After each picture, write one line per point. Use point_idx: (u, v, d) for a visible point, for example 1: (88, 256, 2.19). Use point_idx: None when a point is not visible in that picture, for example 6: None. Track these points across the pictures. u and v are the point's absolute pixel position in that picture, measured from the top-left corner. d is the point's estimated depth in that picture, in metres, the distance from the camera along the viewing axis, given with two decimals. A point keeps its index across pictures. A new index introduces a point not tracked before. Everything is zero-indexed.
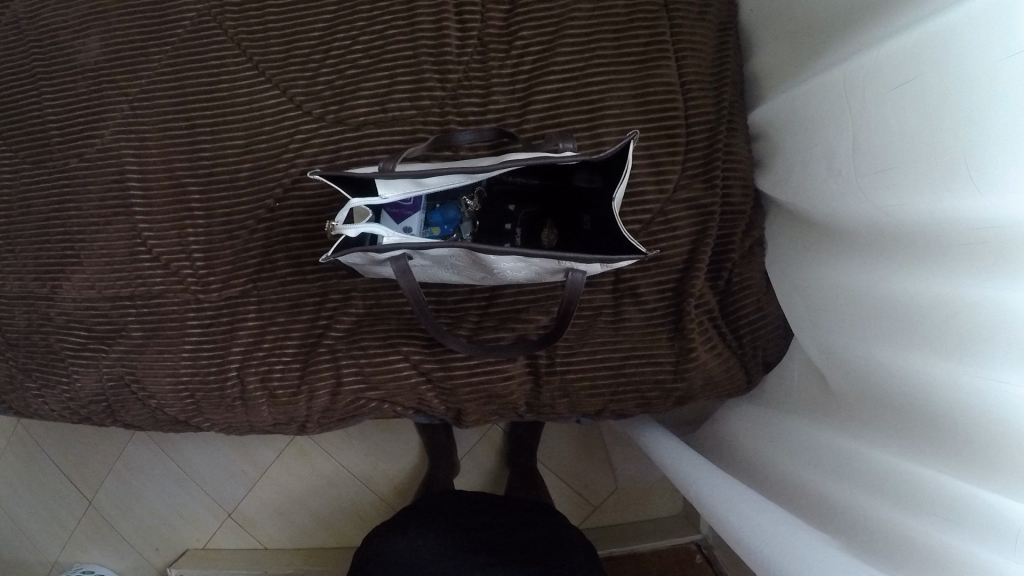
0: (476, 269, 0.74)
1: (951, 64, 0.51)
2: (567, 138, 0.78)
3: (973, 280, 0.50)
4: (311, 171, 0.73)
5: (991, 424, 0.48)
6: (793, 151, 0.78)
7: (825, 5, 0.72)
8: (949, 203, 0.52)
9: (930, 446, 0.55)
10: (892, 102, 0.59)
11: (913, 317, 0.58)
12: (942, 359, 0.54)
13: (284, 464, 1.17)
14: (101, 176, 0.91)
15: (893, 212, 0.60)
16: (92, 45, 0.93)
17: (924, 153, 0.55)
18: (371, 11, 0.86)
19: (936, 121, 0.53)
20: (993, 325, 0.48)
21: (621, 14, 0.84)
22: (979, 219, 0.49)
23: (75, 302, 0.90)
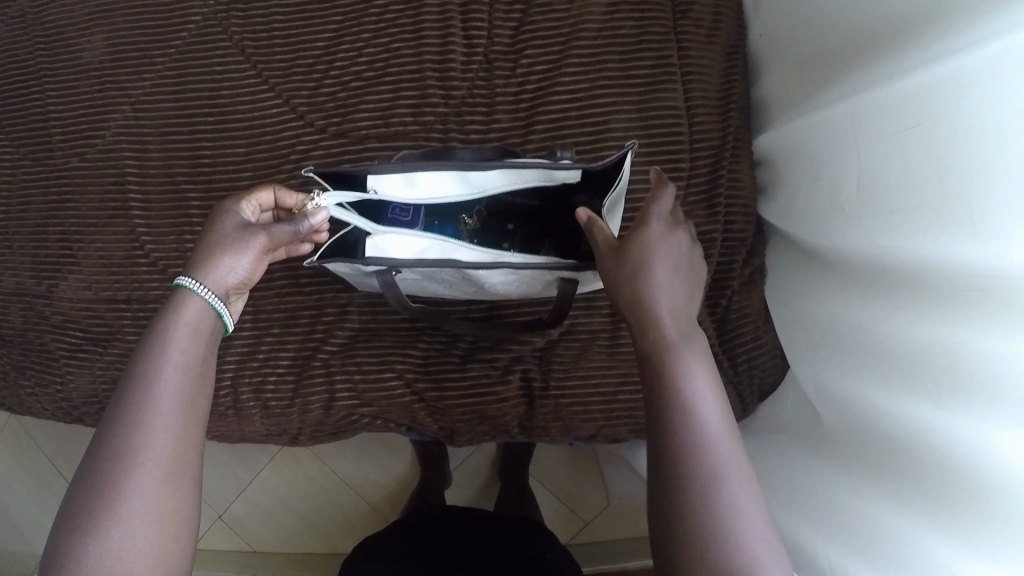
0: (466, 282, 0.74)
1: (946, 114, 0.51)
2: (565, 147, 0.75)
3: (964, 328, 0.51)
4: (302, 172, 0.69)
5: (988, 479, 0.49)
6: (796, 183, 0.77)
7: (835, 37, 0.71)
8: (944, 254, 0.53)
9: (926, 494, 0.57)
10: (892, 145, 0.59)
11: (907, 363, 0.58)
12: (934, 407, 0.55)
13: (276, 469, 1.17)
14: (102, 178, 0.91)
15: (887, 256, 0.61)
16: (97, 44, 0.93)
17: (922, 200, 0.55)
18: (377, 22, 0.86)
19: (934, 169, 0.53)
20: (992, 382, 0.48)
21: (629, 35, 0.83)
22: (973, 274, 0.49)
23: (71, 303, 0.90)
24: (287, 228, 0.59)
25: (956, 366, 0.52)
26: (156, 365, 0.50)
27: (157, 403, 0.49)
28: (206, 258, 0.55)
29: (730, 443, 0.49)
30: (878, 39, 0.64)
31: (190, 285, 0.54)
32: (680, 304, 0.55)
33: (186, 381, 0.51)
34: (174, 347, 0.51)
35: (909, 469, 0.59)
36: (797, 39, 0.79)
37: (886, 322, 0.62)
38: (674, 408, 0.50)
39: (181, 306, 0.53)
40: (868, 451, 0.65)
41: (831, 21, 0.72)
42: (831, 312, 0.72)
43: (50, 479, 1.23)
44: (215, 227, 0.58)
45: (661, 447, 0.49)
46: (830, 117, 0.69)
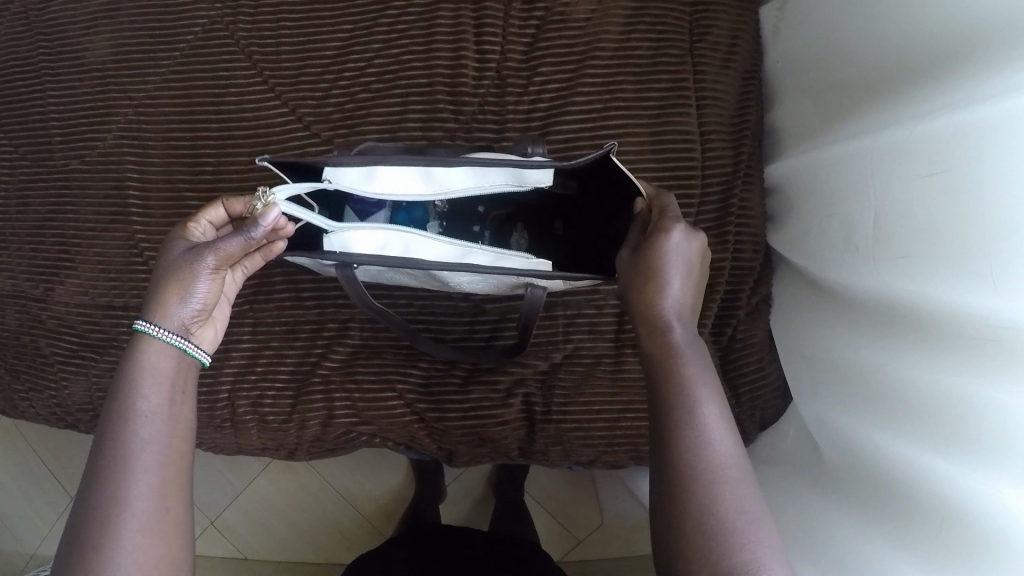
0: (430, 278, 0.71)
1: (964, 164, 0.51)
2: (538, 142, 0.76)
3: (974, 381, 0.51)
4: (260, 158, 0.61)
5: (991, 535, 0.49)
6: (807, 215, 0.77)
7: (853, 71, 0.70)
8: (955, 305, 0.52)
9: (925, 541, 0.56)
10: (908, 189, 0.58)
11: (912, 409, 0.58)
12: (940, 454, 0.55)
13: (270, 477, 1.17)
14: (102, 181, 0.89)
15: (898, 300, 0.60)
16: (100, 44, 0.91)
17: (936, 247, 0.55)
18: (388, 33, 0.84)
19: (949, 216, 0.53)
20: (999, 439, 0.48)
21: (644, 56, 0.82)
22: (986, 329, 0.49)
23: (67, 307, 0.89)
24: (232, 243, 0.54)
25: (964, 416, 0.52)
26: (133, 408, 0.51)
27: (136, 446, 0.49)
28: (156, 297, 0.54)
29: (733, 444, 0.49)
30: (897, 77, 0.63)
31: (146, 327, 0.53)
32: (685, 307, 0.57)
33: (164, 422, 0.51)
34: (148, 387, 0.52)
35: (910, 513, 0.58)
36: (813, 68, 0.78)
37: (892, 364, 0.61)
38: (678, 406, 0.51)
39: (142, 349, 0.53)
40: (869, 490, 0.65)
41: (850, 53, 0.71)
42: (836, 347, 0.71)
43: (40, 478, 1.21)
44: (166, 261, 0.56)
45: (664, 444, 0.50)
46: (846, 151, 0.68)
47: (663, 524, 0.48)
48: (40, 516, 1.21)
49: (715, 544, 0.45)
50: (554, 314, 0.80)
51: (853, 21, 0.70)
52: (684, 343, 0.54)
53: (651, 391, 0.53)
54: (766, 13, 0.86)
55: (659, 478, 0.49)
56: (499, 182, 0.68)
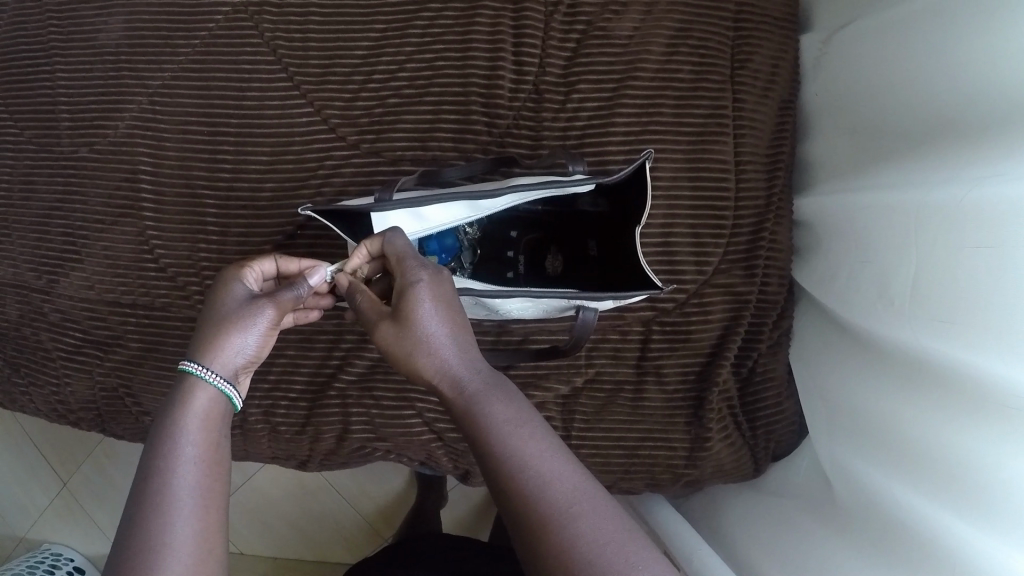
0: (479, 307, 0.71)
1: (1000, 232, 0.52)
2: (577, 160, 0.72)
3: (996, 443, 0.52)
4: (300, 208, 0.68)
5: None
6: (837, 253, 0.77)
7: (896, 114, 0.70)
8: (979, 367, 0.53)
9: None
10: (945, 244, 0.59)
11: (932, 461, 0.59)
12: (957, 511, 0.56)
13: (268, 472, 1.10)
14: (112, 172, 0.85)
15: (925, 351, 0.61)
16: (114, 26, 0.87)
17: (967, 307, 0.56)
18: (422, 37, 0.81)
19: (984, 282, 0.54)
20: (1017, 503, 0.50)
21: (685, 80, 0.80)
22: (1013, 396, 0.50)
23: (71, 301, 0.85)
24: (288, 292, 0.58)
25: (981, 478, 0.53)
26: (178, 449, 0.49)
27: (181, 484, 0.47)
28: (208, 340, 0.54)
29: (569, 477, 0.45)
30: (940, 131, 0.63)
31: (193, 368, 0.52)
32: (462, 346, 0.53)
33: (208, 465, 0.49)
34: (191, 430, 0.50)
35: (923, 562, 0.59)
36: (854, 105, 0.77)
37: (911, 414, 0.63)
38: (507, 460, 0.46)
39: (190, 389, 0.52)
40: (878, 532, 0.66)
41: (895, 97, 0.70)
42: (856, 387, 0.72)
43: (23, 464, 1.16)
44: (220, 302, 0.57)
45: (504, 499, 0.45)
46: (883, 198, 0.68)
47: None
48: (23, 502, 1.16)
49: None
50: None
51: (899, 65, 0.69)
52: (480, 386, 0.51)
53: (477, 452, 0.48)
54: (808, 42, 0.85)
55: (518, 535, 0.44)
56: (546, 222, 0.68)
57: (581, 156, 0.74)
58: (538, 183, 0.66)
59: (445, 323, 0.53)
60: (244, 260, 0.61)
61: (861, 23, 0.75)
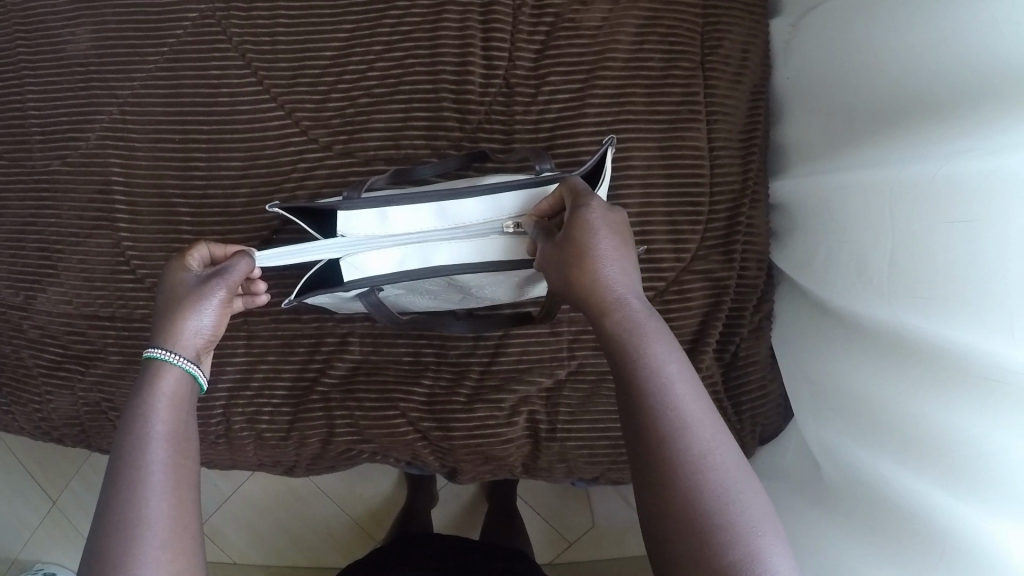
0: (453, 290, 0.75)
1: (968, 198, 0.52)
2: (544, 159, 0.71)
3: (973, 407, 0.53)
4: (271, 206, 0.67)
5: (984, 553, 0.51)
6: (813, 234, 0.78)
7: (865, 92, 0.70)
8: (956, 334, 0.54)
9: (922, 551, 0.59)
10: (915, 216, 0.59)
11: (911, 429, 0.60)
12: (937, 477, 0.57)
13: (257, 480, 1.10)
14: (85, 184, 0.85)
15: (900, 324, 0.62)
16: (81, 37, 0.86)
17: (938, 275, 0.56)
18: (391, 36, 0.81)
19: (959, 254, 0.54)
20: (993, 462, 0.51)
21: (655, 68, 0.80)
22: (987, 360, 0.51)
23: (50, 317, 0.85)
24: (236, 271, 0.64)
25: (974, 455, 0.52)
26: (140, 467, 0.52)
27: (154, 445, 0.54)
28: (167, 327, 0.59)
29: (710, 427, 0.47)
30: (912, 111, 0.62)
31: (162, 354, 0.58)
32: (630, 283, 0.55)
33: (171, 479, 0.53)
34: (160, 428, 0.55)
35: (912, 530, 0.60)
36: (826, 85, 0.77)
37: (891, 386, 0.63)
38: (649, 396, 0.48)
39: (158, 377, 0.57)
40: (867, 507, 0.66)
41: (867, 77, 0.70)
42: (844, 370, 0.71)
43: (12, 483, 1.15)
44: (171, 292, 0.62)
45: (645, 428, 0.47)
46: (861, 177, 0.68)
47: (646, 507, 0.47)
48: (13, 522, 1.15)
49: (709, 535, 0.43)
50: (559, 330, 0.78)
51: (869, 45, 0.69)
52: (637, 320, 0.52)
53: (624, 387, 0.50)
54: (777, 26, 0.85)
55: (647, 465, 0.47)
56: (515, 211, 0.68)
57: (549, 156, 0.73)
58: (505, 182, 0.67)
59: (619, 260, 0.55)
60: (185, 249, 0.66)
61: (828, 5, 0.75)
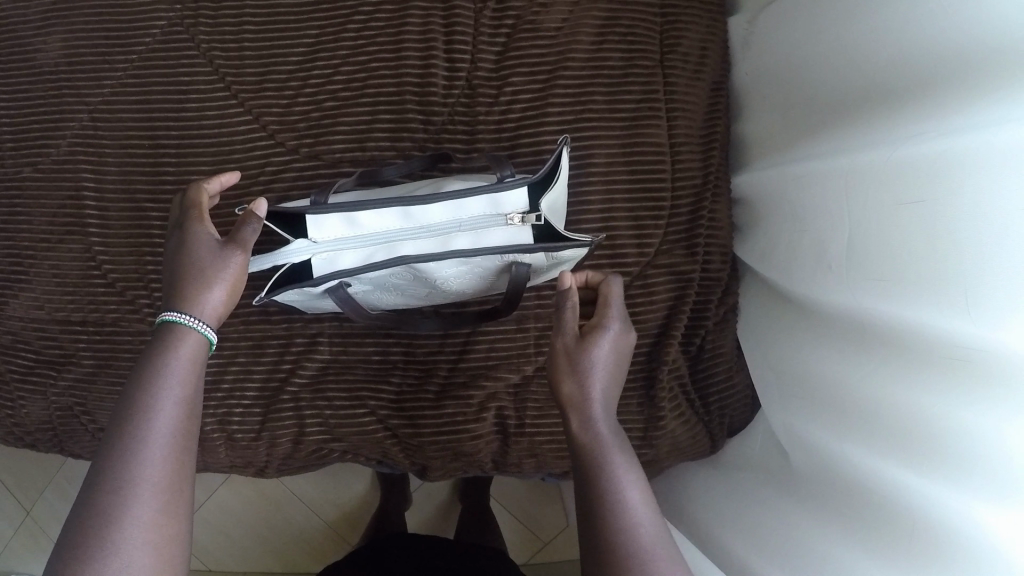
0: (420, 285, 0.73)
1: (931, 186, 0.52)
2: (504, 164, 0.71)
3: (945, 392, 0.53)
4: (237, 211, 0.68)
5: (959, 538, 0.51)
6: (776, 226, 0.79)
7: (822, 83, 0.72)
8: (921, 318, 0.54)
9: (893, 542, 0.58)
10: (875, 205, 0.60)
11: (880, 419, 0.60)
12: (906, 462, 0.57)
13: (231, 486, 1.10)
14: (56, 190, 0.85)
15: (865, 308, 0.63)
16: (52, 45, 0.87)
17: (899, 259, 0.57)
18: (355, 40, 0.82)
19: (921, 240, 0.54)
20: (967, 447, 0.50)
21: (615, 68, 0.81)
22: (957, 340, 0.51)
23: (22, 322, 0.85)
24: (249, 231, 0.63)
25: (968, 451, 0.50)
26: (142, 435, 0.51)
27: (162, 410, 0.53)
28: (190, 292, 0.59)
29: (657, 519, 0.50)
30: (870, 101, 0.64)
31: (181, 319, 0.58)
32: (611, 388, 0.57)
33: (173, 450, 0.52)
34: (169, 392, 0.54)
35: (880, 519, 0.60)
36: (783, 82, 0.79)
37: (859, 374, 0.64)
38: (612, 500, 0.50)
39: (177, 339, 0.57)
40: (836, 493, 0.67)
41: (828, 71, 0.71)
42: (818, 363, 0.71)
43: None
44: (188, 260, 0.62)
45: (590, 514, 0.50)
46: (829, 167, 0.67)
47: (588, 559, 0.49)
48: None
49: None
50: (525, 327, 0.79)
51: (827, 40, 0.70)
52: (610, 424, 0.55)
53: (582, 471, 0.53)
54: (736, 24, 0.87)
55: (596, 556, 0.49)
56: (475, 214, 0.68)
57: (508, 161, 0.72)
58: (466, 190, 0.67)
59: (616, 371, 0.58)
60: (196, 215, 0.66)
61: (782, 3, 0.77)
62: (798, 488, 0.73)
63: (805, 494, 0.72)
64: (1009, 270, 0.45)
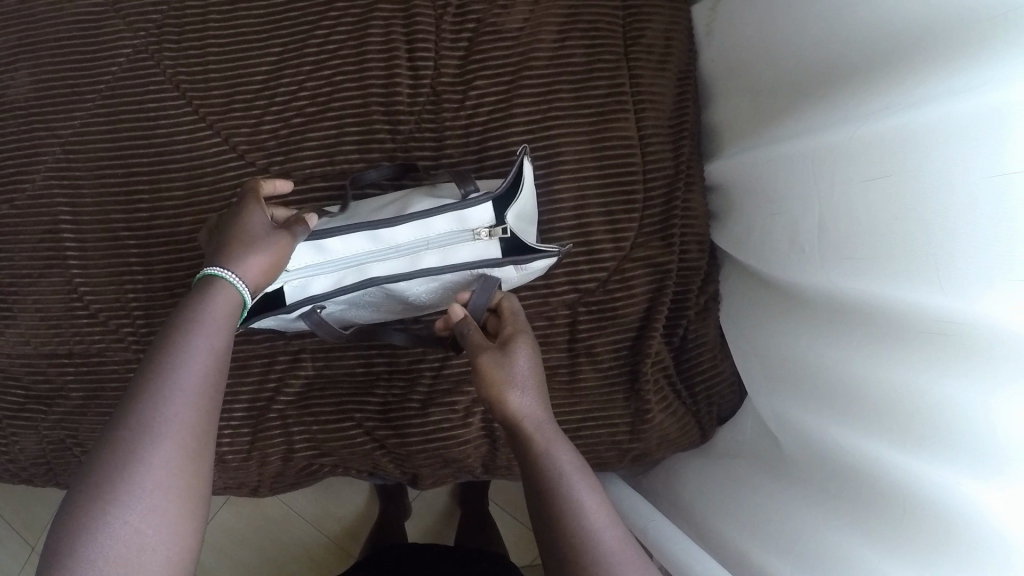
0: (393, 302, 0.74)
1: (903, 161, 0.52)
2: (468, 179, 0.71)
3: (928, 369, 0.52)
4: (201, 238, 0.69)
5: (950, 514, 0.50)
6: (750, 211, 0.79)
7: (786, 65, 0.72)
8: (899, 294, 0.54)
9: (883, 522, 0.57)
10: (845, 184, 0.59)
11: (864, 398, 0.59)
12: (891, 440, 0.56)
13: (231, 508, 1.10)
14: (33, 225, 0.86)
15: (841, 288, 0.62)
16: (20, 81, 0.87)
17: (873, 237, 0.56)
18: (319, 55, 0.83)
19: (895, 216, 0.53)
20: (954, 423, 0.50)
21: (579, 64, 0.81)
22: (939, 316, 0.50)
23: (9, 359, 0.86)
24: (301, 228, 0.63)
25: (959, 427, 0.49)
26: (166, 392, 0.48)
27: (189, 367, 0.50)
28: (235, 253, 0.57)
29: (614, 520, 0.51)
30: (837, 81, 0.63)
31: (224, 274, 0.55)
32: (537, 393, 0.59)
33: (195, 412, 0.49)
34: (197, 350, 0.51)
35: (870, 500, 0.59)
36: (748, 67, 0.79)
37: (842, 354, 0.63)
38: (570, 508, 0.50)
39: (212, 293, 0.54)
40: (827, 476, 0.66)
41: (793, 52, 0.70)
42: (807, 348, 0.69)
43: None
44: (240, 227, 0.60)
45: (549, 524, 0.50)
46: (803, 147, 0.66)
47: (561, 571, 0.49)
48: None
49: None
50: None
51: (791, 23, 0.70)
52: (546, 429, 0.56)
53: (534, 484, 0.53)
54: (698, 12, 0.87)
55: (556, 559, 0.50)
56: (443, 231, 0.69)
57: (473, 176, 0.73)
58: (432, 210, 0.67)
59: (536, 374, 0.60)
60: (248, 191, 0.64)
61: None
62: (789, 472, 0.72)
63: (796, 478, 0.71)
64: (987, 241, 0.44)
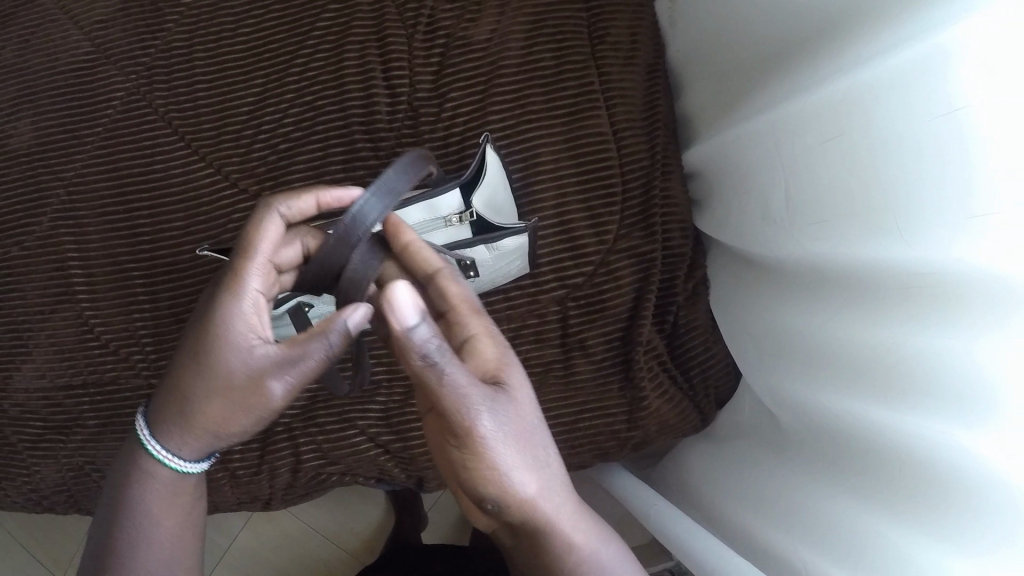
0: None
1: (866, 119, 0.52)
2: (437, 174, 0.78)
3: (909, 324, 0.51)
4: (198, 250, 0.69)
5: (942, 468, 0.49)
6: (729, 192, 0.80)
7: (749, 45, 0.73)
8: (880, 253, 0.53)
9: (883, 487, 0.56)
10: (814, 152, 0.60)
11: (853, 363, 0.59)
12: (881, 402, 0.55)
13: (249, 526, 1.13)
14: (42, 266, 0.90)
15: (823, 256, 0.62)
16: (23, 130, 0.92)
17: (847, 200, 0.56)
18: (300, 82, 0.86)
19: (866, 175, 0.53)
20: (936, 374, 0.49)
21: (549, 67, 0.84)
22: (918, 267, 0.49)
23: (27, 394, 0.89)
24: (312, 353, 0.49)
25: (949, 379, 0.47)
26: (134, 534, 0.55)
27: (145, 506, 0.56)
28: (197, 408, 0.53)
29: None
30: (796, 55, 0.65)
31: (152, 446, 0.56)
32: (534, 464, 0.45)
33: (165, 547, 0.56)
34: (151, 490, 0.56)
35: (869, 466, 0.58)
36: (714, 54, 0.81)
37: (829, 322, 0.63)
38: None
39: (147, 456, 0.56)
40: (829, 447, 0.65)
41: (754, 33, 0.72)
42: (795, 321, 0.69)
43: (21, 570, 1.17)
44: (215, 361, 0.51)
45: None
46: (772, 120, 0.66)
47: None
48: None
49: None
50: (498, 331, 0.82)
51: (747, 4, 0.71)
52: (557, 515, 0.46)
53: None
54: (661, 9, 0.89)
55: None
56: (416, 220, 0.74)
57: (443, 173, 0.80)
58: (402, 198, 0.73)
59: (542, 434, 0.47)
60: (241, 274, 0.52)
61: None
62: (793, 449, 0.71)
63: (800, 454, 0.70)
64: (954, 184, 0.44)
